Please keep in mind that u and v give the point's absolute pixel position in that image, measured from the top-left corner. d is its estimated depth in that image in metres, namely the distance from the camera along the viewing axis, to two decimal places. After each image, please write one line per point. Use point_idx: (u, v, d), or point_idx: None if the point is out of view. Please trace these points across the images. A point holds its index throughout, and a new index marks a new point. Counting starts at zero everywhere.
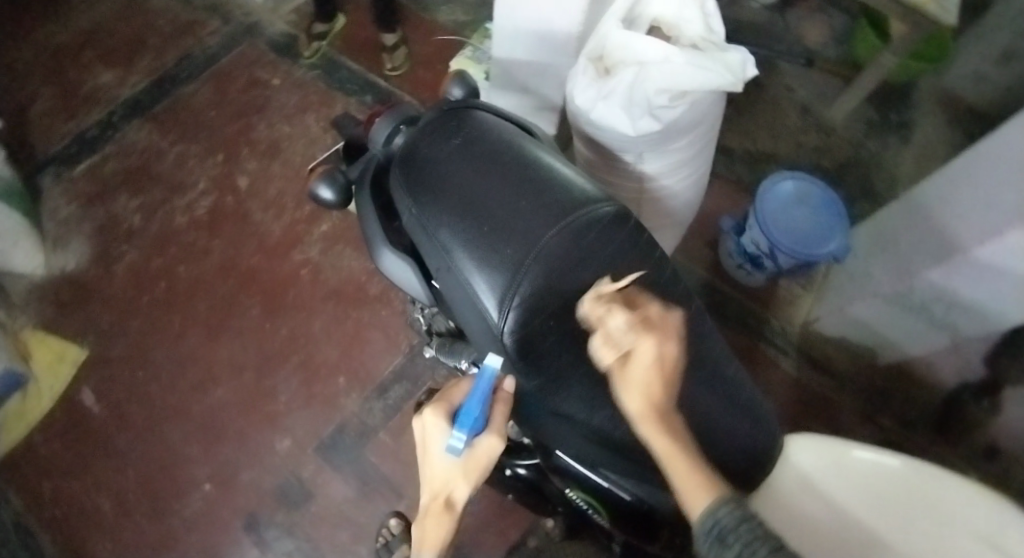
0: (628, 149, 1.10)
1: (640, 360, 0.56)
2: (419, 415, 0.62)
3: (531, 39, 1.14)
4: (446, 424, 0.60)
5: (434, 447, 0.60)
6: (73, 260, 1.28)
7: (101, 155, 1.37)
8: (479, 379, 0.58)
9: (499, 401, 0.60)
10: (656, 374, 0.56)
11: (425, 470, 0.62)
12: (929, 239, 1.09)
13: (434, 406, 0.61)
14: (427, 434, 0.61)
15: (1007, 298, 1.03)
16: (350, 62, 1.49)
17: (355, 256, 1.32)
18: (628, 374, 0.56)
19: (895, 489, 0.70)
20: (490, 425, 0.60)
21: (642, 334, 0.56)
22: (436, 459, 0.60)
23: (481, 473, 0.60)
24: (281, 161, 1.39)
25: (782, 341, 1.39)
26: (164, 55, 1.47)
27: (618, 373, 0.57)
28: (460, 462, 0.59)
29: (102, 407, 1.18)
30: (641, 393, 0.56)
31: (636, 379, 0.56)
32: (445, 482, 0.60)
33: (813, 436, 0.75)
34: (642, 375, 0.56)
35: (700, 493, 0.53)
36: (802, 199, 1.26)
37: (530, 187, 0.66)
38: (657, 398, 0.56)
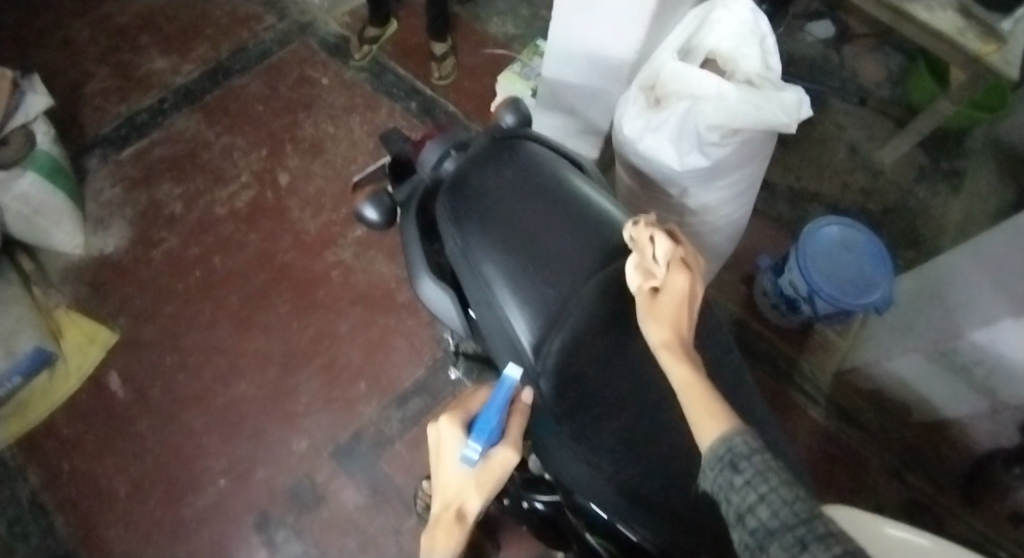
0: (672, 183, 1.08)
1: (670, 290, 0.61)
2: (434, 423, 0.63)
3: (584, 63, 1.13)
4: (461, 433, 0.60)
5: (448, 455, 0.60)
6: (111, 242, 1.30)
7: (149, 141, 1.39)
8: (497, 389, 0.57)
9: (517, 411, 0.60)
10: (681, 304, 0.60)
11: (439, 478, 0.62)
12: (981, 297, 1.04)
13: (452, 413, 0.62)
14: (442, 441, 0.61)
15: None
16: (398, 67, 1.49)
17: (386, 263, 1.32)
18: (658, 303, 0.60)
19: None
20: (507, 435, 0.60)
21: (677, 269, 0.62)
22: (450, 467, 0.60)
23: (494, 485, 0.59)
24: (322, 160, 1.39)
25: (813, 389, 1.35)
26: (218, 46, 1.48)
27: (647, 303, 0.60)
28: (472, 473, 0.59)
29: (126, 391, 1.19)
30: (666, 321, 0.59)
31: (664, 307, 0.60)
32: (457, 492, 0.60)
33: (848, 511, 0.74)
34: (671, 303, 0.60)
35: (711, 416, 0.50)
36: (848, 245, 1.23)
37: (579, 231, 0.68)
38: (680, 333, 0.59)
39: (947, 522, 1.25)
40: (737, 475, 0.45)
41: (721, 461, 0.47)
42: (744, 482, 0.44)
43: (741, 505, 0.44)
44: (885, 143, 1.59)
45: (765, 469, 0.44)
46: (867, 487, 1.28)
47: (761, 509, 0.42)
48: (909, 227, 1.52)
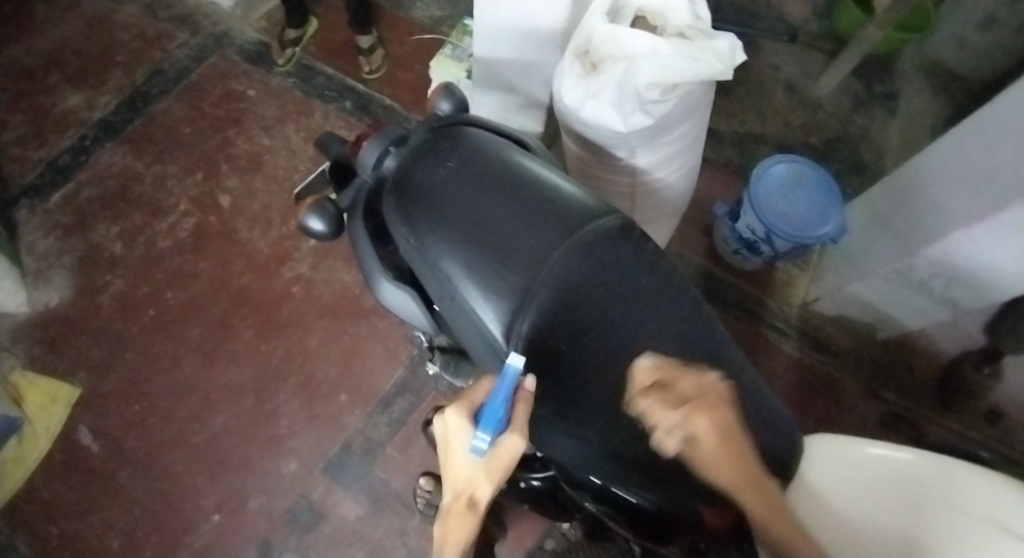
0: (619, 145, 1.08)
1: (711, 444, 0.60)
2: (442, 414, 0.62)
3: (514, 37, 1.11)
4: (468, 422, 0.60)
5: (458, 445, 0.61)
6: (57, 294, 1.24)
7: (76, 183, 1.32)
8: (502, 378, 0.56)
9: (521, 400, 0.58)
10: (731, 451, 0.61)
11: (448, 466, 0.63)
12: (931, 212, 1.07)
13: (458, 405, 0.61)
14: (450, 432, 0.61)
15: (988, 274, 1.06)
16: (326, 67, 1.44)
17: (346, 270, 1.29)
18: (705, 458, 0.61)
19: (905, 479, 0.72)
20: (513, 424, 0.59)
21: (704, 423, 0.59)
22: (459, 458, 0.61)
23: (504, 471, 0.60)
24: (263, 175, 1.35)
25: (782, 323, 1.39)
26: (133, 72, 1.42)
27: (695, 457, 0.62)
28: (483, 461, 0.60)
29: (100, 444, 1.15)
30: (722, 470, 0.62)
31: (716, 462, 0.62)
32: (468, 480, 0.61)
33: (830, 438, 0.79)
34: (722, 455, 0.61)
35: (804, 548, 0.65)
36: (797, 182, 1.26)
37: (532, 205, 0.67)
38: (743, 469, 0.63)
39: (927, 430, 1.31)
40: None
41: None
42: None
43: None
44: (819, 75, 1.61)
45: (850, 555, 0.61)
46: (845, 407, 1.33)
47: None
48: (852, 154, 1.55)
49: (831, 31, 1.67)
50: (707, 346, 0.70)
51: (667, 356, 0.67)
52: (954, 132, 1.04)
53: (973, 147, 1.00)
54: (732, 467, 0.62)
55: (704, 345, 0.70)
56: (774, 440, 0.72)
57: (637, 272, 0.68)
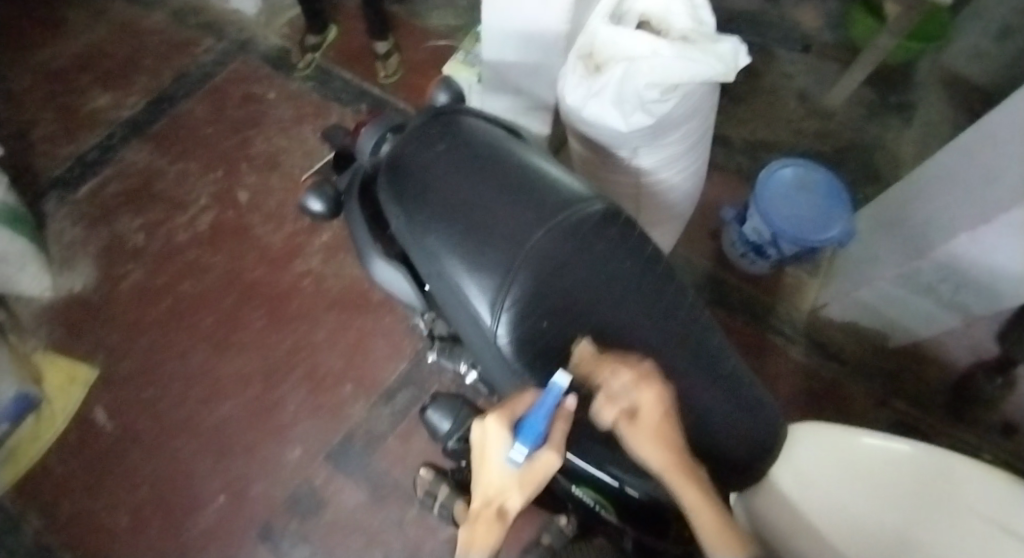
0: (621, 144, 1.10)
1: (648, 412, 0.60)
2: (480, 420, 0.61)
3: (520, 40, 1.14)
4: (506, 433, 0.59)
5: (493, 455, 0.60)
6: (80, 282, 1.30)
7: (103, 177, 1.39)
8: (546, 395, 0.56)
9: (561, 417, 0.59)
10: (662, 422, 0.60)
11: (479, 474, 0.63)
12: (938, 216, 1.06)
13: (497, 413, 0.60)
14: (487, 441, 0.60)
15: (996, 279, 1.05)
16: (343, 72, 1.50)
17: (355, 265, 1.33)
18: (640, 428, 0.60)
19: (902, 473, 0.71)
20: (550, 439, 0.59)
21: (643, 390, 0.60)
22: (493, 466, 0.60)
23: (536, 485, 0.61)
24: (280, 173, 1.40)
25: (789, 329, 1.38)
26: (161, 74, 1.49)
27: (632, 430, 0.60)
28: (518, 473, 0.60)
29: (114, 425, 1.20)
30: (657, 447, 0.60)
31: (649, 433, 0.60)
32: (500, 490, 0.61)
33: (822, 425, 0.76)
34: (654, 425, 0.60)
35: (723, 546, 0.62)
36: (803, 185, 1.27)
37: (518, 190, 0.70)
38: (673, 445, 0.61)
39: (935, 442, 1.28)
40: None
41: None
42: None
43: None
44: (832, 84, 1.60)
45: None
46: (853, 415, 1.31)
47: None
48: (866, 162, 1.53)
49: (845, 41, 1.67)
50: (692, 329, 0.71)
51: (650, 339, 0.69)
52: (966, 136, 1.02)
53: (984, 151, 0.98)
54: (664, 439, 0.60)
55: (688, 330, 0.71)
56: (761, 429, 0.72)
57: (624, 256, 0.70)
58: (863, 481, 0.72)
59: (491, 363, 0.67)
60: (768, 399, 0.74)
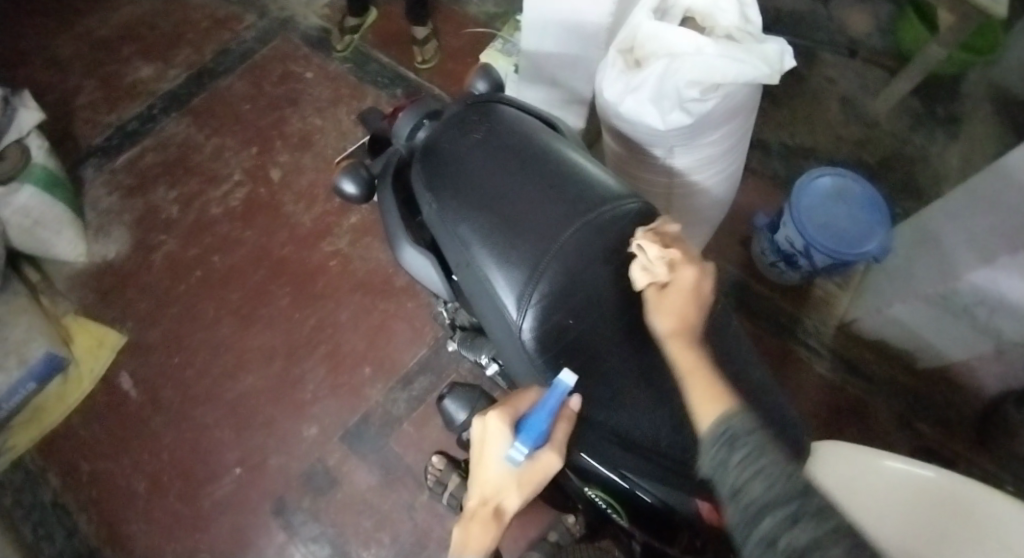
0: (657, 143, 1.08)
1: (678, 284, 0.64)
2: (483, 417, 0.63)
3: (560, 32, 1.13)
4: (508, 429, 0.61)
5: (494, 450, 0.61)
6: (113, 249, 1.32)
7: (141, 147, 1.41)
8: (550, 394, 0.60)
9: (563, 418, 0.62)
10: (689, 298, 0.65)
11: (478, 474, 0.63)
12: (976, 238, 1.04)
13: (501, 410, 0.62)
14: (487, 436, 0.62)
15: None
16: (381, 55, 1.50)
17: (382, 249, 1.33)
18: (665, 296, 0.64)
19: (928, 499, 0.68)
20: (552, 440, 0.61)
21: (683, 266, 0.65)
22: (493, 463, 0.61)
23: (535, 487, 0.60)
24: (313, 153, 1.41)
25: (817, 342, 1.36)
26: (202, 49, 1.50)
27: (655, 296, 0.65)
28: (517, 471, 0.60)
29: (138, 391, 1.22)
30: (671, 314, 0.64)
31: (672, 300, 0.64)
32: (498, 489, 0.61)
33: (845, 446, 0.73)
34: (679, 296, 0.64)
35: (708, 409, 0.56)
36: (841, 195, 1.24)
37: (551, 182, 0.70)
38: (687, 320, 0.64)
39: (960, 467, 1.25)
40: (735, 452, 0.51)
41: (720, 440, 0.53)
42: (739, 460, 0.50)
43: (737, 481, 0.50)
44: (877, 93, 1.56)
45: (761, 444, 0.51)
46: (878, 434, 1.28)
47: (758, 483, 0.49)
48: (907, 175, 1.48)
49: (894, 49, 1.62)
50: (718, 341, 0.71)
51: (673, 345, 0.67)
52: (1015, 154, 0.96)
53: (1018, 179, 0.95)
54: (680, 309, 0.64)
55: (715, 344, 0.70)
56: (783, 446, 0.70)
57: None
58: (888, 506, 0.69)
59: (514, 357, 0.67)
60: (790, 411, 0.73)
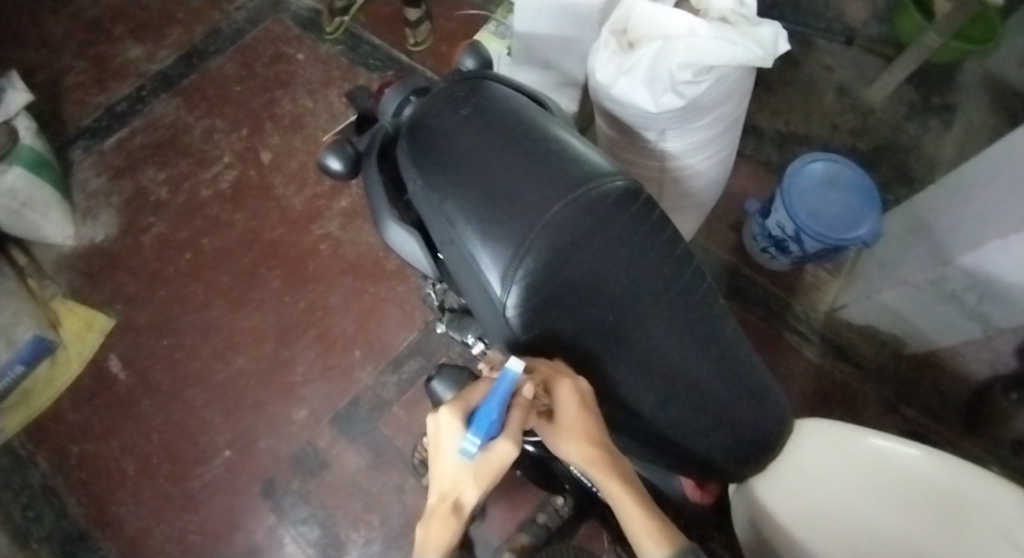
0: (649, 126, 1.08)
1: (563, 409, 0.61)
2: (434, 412, 0.61)
3: (553, 14, 1.12)
4: (459, 422, 0.59)
5: (446, 447, 0.59)
6: (101, 232, 1.32)
7: (130, 129, 1.40)
8: (498, 383, 0.57)
9: (516, 406, 0.59)
10: (581, 417, 0.61)
11: (435, 469, 0.61)
12: (968, 222, 1.03)
13: (451, 403, 0.60)
14: (439, 432, 0.60)
15: None
16: (373, 37, 1.48)
17: (373, 232, 1.32)
18: (558, 424, 0.62)
19: (910, 477, 0.69)
20: (506, 429, 0.59)
21: (556, 387, 0.61)
22: (447, 458, 0.59)
23: (493, 478, 0.59)
24: (304, 135, 1.40)
25: (805, 327, 1.37)
26: (192, 29, 1.48)
27: (550, 427, 0.62)
28: (473, 464, 0.58)
29: (127, 373, 1.22)
30: (579, 443, 0.61)
31: (567, 428, 0.61)
32: (455, 483, 0.59)
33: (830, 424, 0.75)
34: (570, 425, 0.61)
35: (649, 545, 0.59)
36: (833, 181, 1.24)
37: (536, 160, 0.69)
38: (592, 441, 0.61)
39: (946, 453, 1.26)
40: None
41: None
42: None
43: None
44: (872, 80, 1.55)
45: None
46: (863, 418, 1.31)
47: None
48: (900, 162, 1.48)
49: (890, 36, 1.61)
50: (704, 318, 0.70)
51: (656, 326, 0.67)
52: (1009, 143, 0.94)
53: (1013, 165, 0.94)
54: (580, 437, 0.61)
55: (701, 322, 0.70)
56: (761, 423, 0.71)
57: (644, 236, 0.69)
58: (870, 485, 0.70)
59: (499, 335, 0.67)
60: (777, 390, 0.74)
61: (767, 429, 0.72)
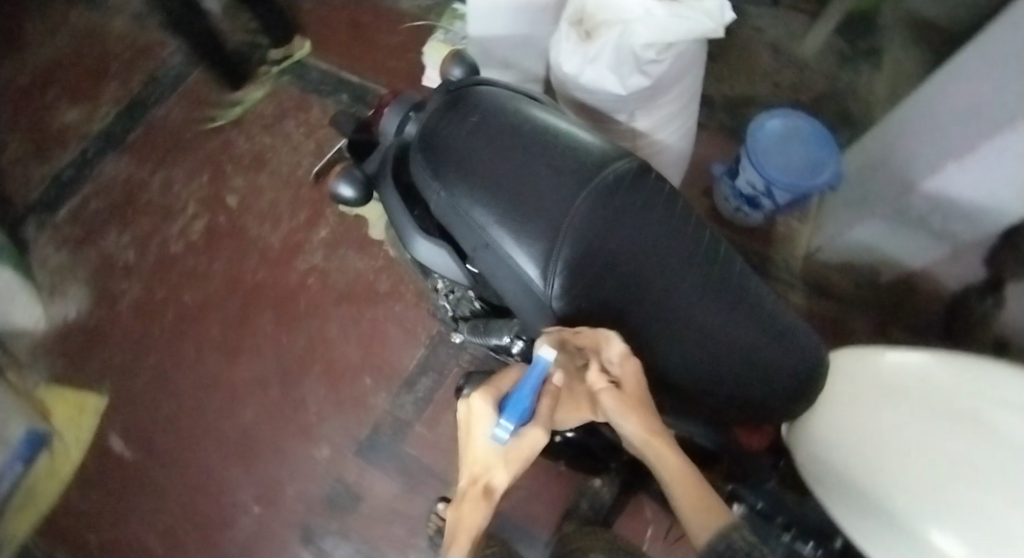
0: (619, 109, 1.11)
1: (631, 384, 0.62)
2: (466, 398, 0.66)
3: (508, 13, 1.13)
4: (492, 409, 0.63)
5: (479, 431, 0.63)
6: (73, 308, 1.26)
7: (83, 196, 1.34)
8: (530, 372, 0.60)
9: (547, 394, 0.63)
10: (644, 394, 0.63)
11: (467, 453, 0.66)
12: (925, 148, 1.08)
13: (484, 389, 0.65)
14: (472, 416, 0.64)
15: (996, 197, 1.06)
16: (319, 62, 1.46)
17: (359, 257, 1.30)
18: (625, 400, 0.62)
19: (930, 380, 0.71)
20: (536, 417, 0.63)
21: (627, 362, 0.62)
22: (479, 442, 0.64)
23: (522, 463, 0.63)
24: (268, 171, 1.36)
25: (787, 275, 1.44)
26: (129, 82, 1.43)
27: (616, 401, 0.62)
28: (504, 450, 0.63)
29: (132, 449, 1.17)
30: (640, 417, 0.62)
31: (633, 404, 0.62)
32: (486, 467, 0.64)
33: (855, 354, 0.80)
34: (637, 397, 0.62)
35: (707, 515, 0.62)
36: (792, 134, 1.30)
37: (550, 154, 0.71)
38: (650, 421, 0.63)
39: None
40: None
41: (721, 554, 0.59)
42: None
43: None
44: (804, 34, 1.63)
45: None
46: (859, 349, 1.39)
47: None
48: (841, 108, 1.57)
49: None
50: (731, 276, 0.73)
51: (690, 293, 0.70)
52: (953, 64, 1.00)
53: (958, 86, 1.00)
54: (643, 410, 0.62)
55: (729, 279, 0.73)
56: (799, 360, 0.74)
57: (663, 207, 0.72)
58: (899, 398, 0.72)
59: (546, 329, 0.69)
60: (806, 328, 0.78)
61: (809, 365, 0.74)
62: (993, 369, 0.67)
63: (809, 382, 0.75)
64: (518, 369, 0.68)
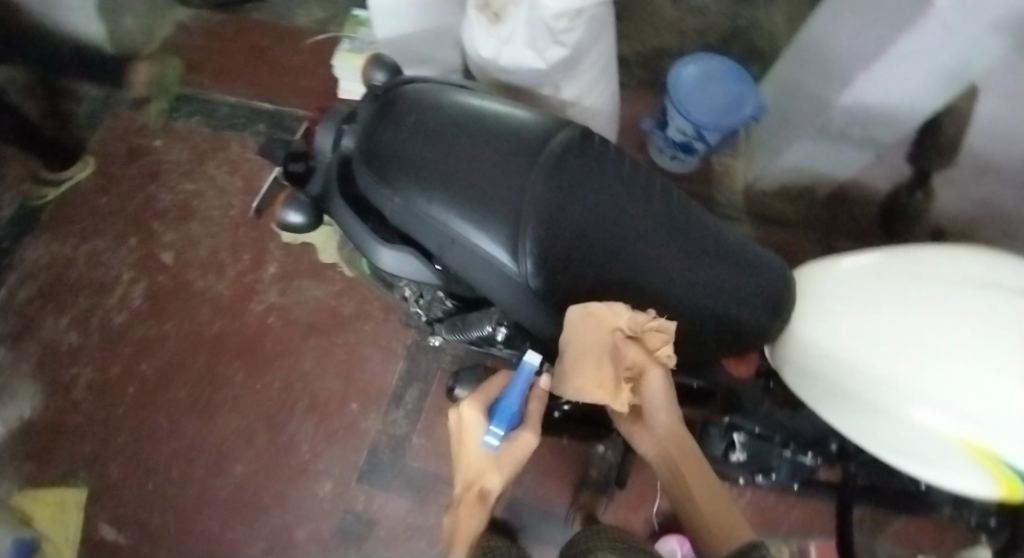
0: (544, 83, 1.11)
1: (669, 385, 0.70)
2: (456, 407, 0.68)
3: (412, 10, 1.12)
4: (482, 417, 0.65)
5: (472, 438, 0.66)
6: (27, 405, 1.18)
7: (8, 287, 1.26)
8: (517, 377, 0.62)
9: (534, 397, 0.66)
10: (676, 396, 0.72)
11: (461, 458, 0.68)
12: (838, 62, 1.11)
13: (473, 399, 0.66)
14: (465, 424, 0.66)
15: (909, 97, 1.09)
16: (226, 96, 1.40)
17: (315, 284, 1.27)
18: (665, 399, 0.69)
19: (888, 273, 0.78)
20: (526, 420, 0.66)
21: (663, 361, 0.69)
22: (472, 449, 0.66)
23: (514, 466, 0.66)
24: (199, 219, 1.31)
25: (732, 210, 1.49)
26: (28, 158, 1.35)
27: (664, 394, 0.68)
28: (495, 456, 0.65)
29: (126, 535, 1.11)
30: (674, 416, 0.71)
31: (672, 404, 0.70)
32: (478, 472, 0.66)
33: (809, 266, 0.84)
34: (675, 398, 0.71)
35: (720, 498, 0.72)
36: (708, 77, 1.33)
37: (494, 139, 0.71)
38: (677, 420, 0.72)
39: None
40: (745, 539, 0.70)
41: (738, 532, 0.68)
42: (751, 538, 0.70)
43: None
44: None
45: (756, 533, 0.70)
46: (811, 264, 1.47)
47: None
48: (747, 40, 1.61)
49: None
50: (690, 219, 0.75)
51: (657, 243, 0.71)
52: None
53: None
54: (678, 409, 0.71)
55: (691, 222, 0.74)
56: (769, 283, 0.77)
57: (611, 167, 0.73)
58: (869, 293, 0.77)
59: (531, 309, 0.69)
60: (769, 254, 0.80)
61: (780, 287, 0.78)
62: (932, 257, 0.78)
63: (781, 303, 0.77)
64: (505, 374, 0.69)
